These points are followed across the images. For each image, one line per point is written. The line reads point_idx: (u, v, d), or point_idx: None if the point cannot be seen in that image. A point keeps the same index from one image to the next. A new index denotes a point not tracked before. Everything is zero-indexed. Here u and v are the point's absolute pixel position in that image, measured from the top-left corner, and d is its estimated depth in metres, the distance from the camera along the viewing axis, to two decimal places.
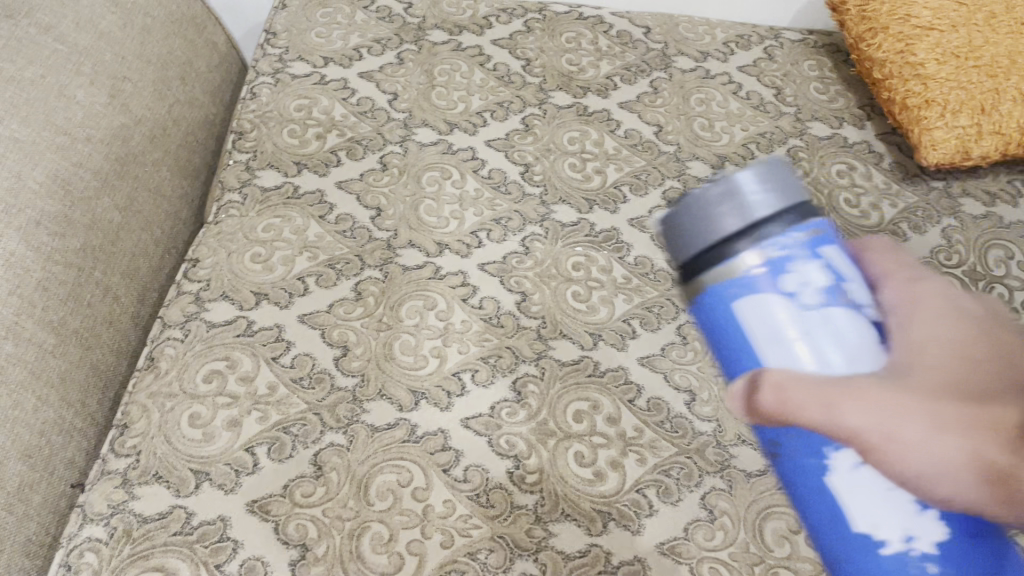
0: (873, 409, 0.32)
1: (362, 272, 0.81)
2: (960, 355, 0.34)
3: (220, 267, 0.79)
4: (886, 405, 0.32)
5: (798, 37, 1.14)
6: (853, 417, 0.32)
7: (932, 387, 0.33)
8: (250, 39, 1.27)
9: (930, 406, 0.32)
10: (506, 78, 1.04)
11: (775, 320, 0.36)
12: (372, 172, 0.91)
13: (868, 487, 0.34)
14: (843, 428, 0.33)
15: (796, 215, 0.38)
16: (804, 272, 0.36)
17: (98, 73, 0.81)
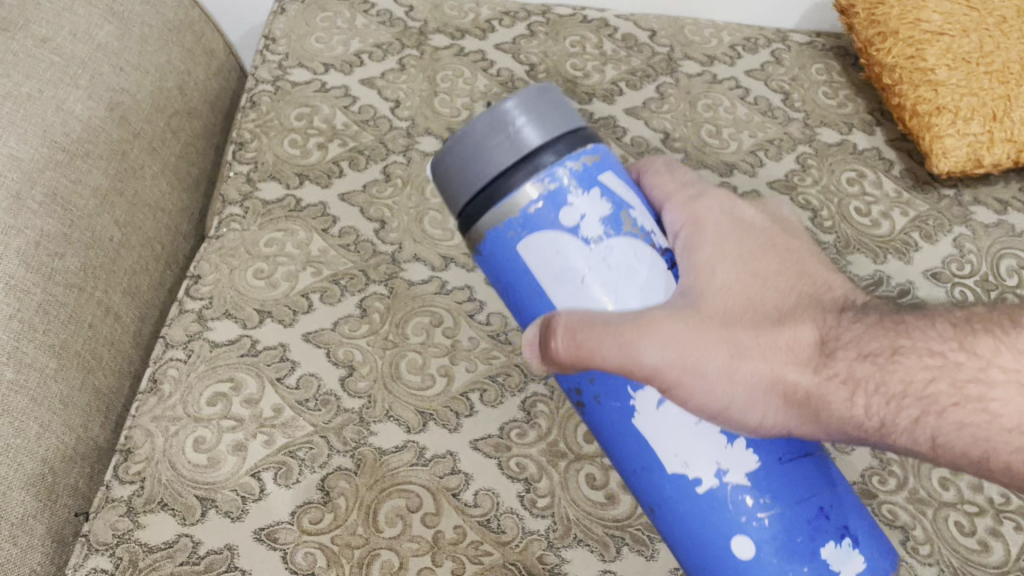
0: (674, 349, 0.50)
1: (366, 288, 0.79)
2: (743, 297, 0.51)
3: (222, 285, 0.77)
4: (686, 348, 0.50)
5: (805, 40, 1.13)
6: (653, 359, 0.50)
7: (711, 327, 0.50)
8: (247, 44, 1.25)
9: (712, 343, 0.50)
10: (509, 85, 1.02)
11: (566, 253, 0.53)
12: (376, 182, 0.89)
13: (676, 428, 0.53)
14: (646, 365, 0.50)
15: (569, 148, 0.54)
16: (578, 206, 0.53)
17: (95, 85, 0.79)
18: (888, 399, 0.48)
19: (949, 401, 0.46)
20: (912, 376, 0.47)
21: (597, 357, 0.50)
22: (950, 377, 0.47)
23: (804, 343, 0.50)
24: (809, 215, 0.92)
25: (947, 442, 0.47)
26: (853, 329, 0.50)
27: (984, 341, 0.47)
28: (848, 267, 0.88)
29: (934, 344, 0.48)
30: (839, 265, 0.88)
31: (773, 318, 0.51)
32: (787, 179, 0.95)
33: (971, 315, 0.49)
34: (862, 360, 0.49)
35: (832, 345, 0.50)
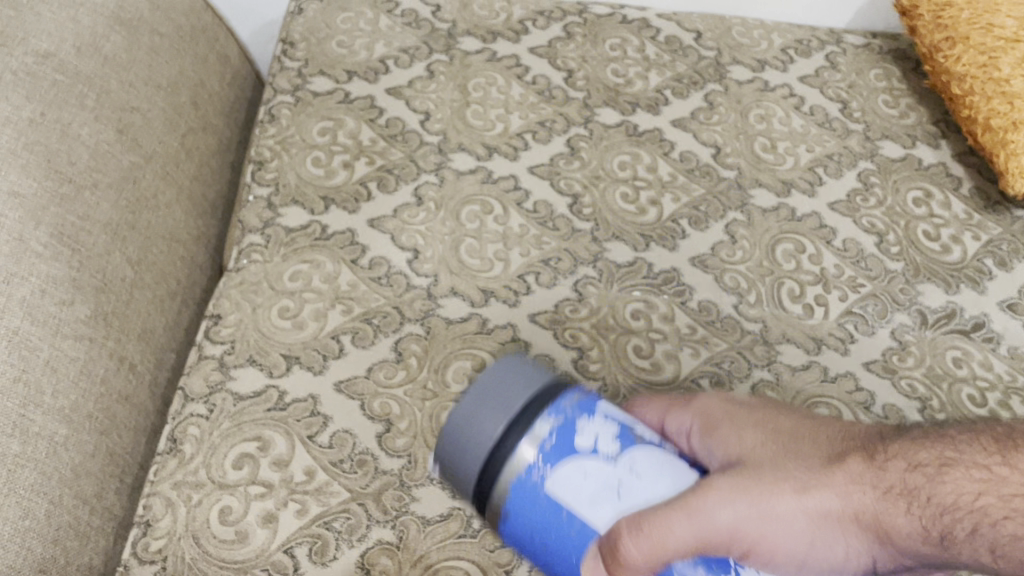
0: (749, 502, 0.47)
1: (401, 328, 0.73)
2: (777, 451, 0.50)
3: (245, 326, 0.71)
4: (751, 502, 0.47)
5: (861, 42, 1.05)
6: (728, 518, 0.46)
7: (767, 483, 0.48)
8: (257, 43, 1.17)
9: (774, 498, 0.48)
10: (546, 93, 0.95)
11: (595, 481, 0.46)
12: (407, 206, 0.83)
13: None
14: (717, 529, 0.45)
15: (557, 388, 0.50)
16: (588, 429, 0.48)
17: (103, 105, 0.72)
18: (940, 512, 0.46)
19: (1000, 513, 0.44)
20: (968, 489, 0.46)
21: (666, 544, 0.44)
22: (996, 491, 0.45)
23: (860, 476, 0.48)
24: (874, 239, 0.87)
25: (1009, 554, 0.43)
26: (896, 451, 0.49)
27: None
28: (918, 297, 0.83)
29: (978, 458, 0.47)
30: (909, 295, 0.83)
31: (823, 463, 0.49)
32: (849, 201, 0.89)
33: (1005, 429, 0.48)
34: (910, 476, 0.48)
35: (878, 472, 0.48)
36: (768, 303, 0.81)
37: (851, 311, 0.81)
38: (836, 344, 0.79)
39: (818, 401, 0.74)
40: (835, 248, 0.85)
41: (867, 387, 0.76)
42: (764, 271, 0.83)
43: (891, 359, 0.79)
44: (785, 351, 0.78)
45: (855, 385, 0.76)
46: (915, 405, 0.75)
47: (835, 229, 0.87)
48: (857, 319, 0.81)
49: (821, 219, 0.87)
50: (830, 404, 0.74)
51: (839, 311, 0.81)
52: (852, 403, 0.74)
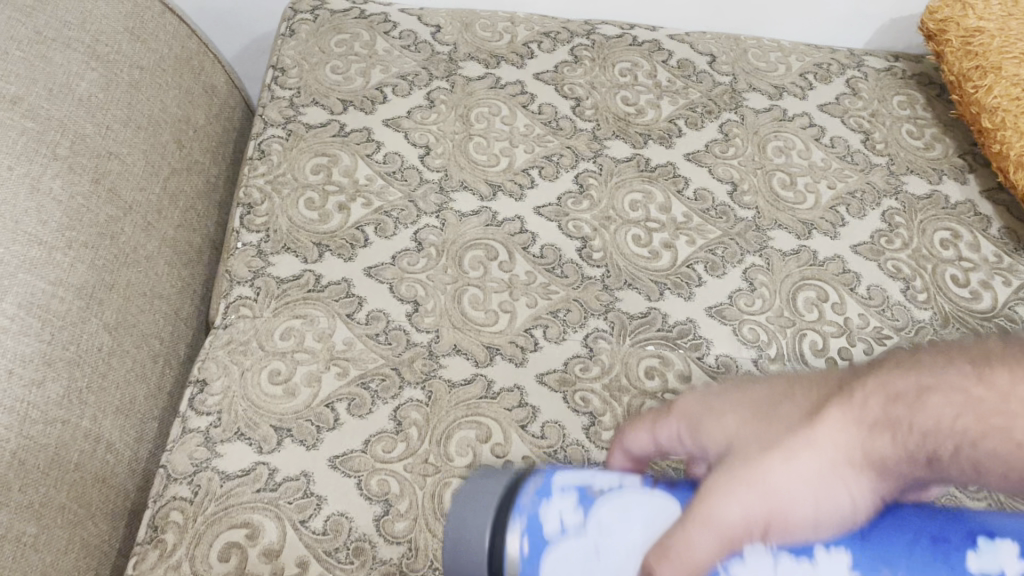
0: (742, 501, 0.37)
1: (400, 394, 0.68)
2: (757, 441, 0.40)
3: (232, 394, 0.66)
4: (710, 526, 0.37)
5: (883, 66, 1.00)
6: (734, 513, 0.37)
7: (749, 452, 0.40)
8: (244, 61, 1.12)
9: (762, 465, 0.38)
10: (553, 124, 0.90)
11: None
12: (406, 253, 0.78)
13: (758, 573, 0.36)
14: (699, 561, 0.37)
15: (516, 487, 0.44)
16: (553, 509, 0.41)
17: (78, 152, 0.66)
18: (928, 440, 0.36)
19: (976, 433, 0.35)
20: (951, 411, 0.36)
21: (692, 555, 0.37)
22: (974, 410, 0.35)
23: (848, 419, 0.38)
24: (901, 285, 0.82)
25: (990, 472, 0.35)
26: (875, 386, 0.39)
27: (1006, 374, 0.36)
28: None
29: (960, 381, 0.37)
30: None
31: (809, 408, 0.41)
32: (873, 243, 0.84)
33: (991, 354, 0.38)
34: (892, 409, 0.37)
35: (871, 434, 0.37)
36: (790, 358, 0.75)
37: None
38: None
39: None
40: (859, 296, 0.80)
41: None
42: (786, 321, 0.78)
43: None
44: None
45: None
46: None
47: (859, 274, 0.82)
48: None
49: (844, 263, 0.83)
50: None
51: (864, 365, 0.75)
52: None
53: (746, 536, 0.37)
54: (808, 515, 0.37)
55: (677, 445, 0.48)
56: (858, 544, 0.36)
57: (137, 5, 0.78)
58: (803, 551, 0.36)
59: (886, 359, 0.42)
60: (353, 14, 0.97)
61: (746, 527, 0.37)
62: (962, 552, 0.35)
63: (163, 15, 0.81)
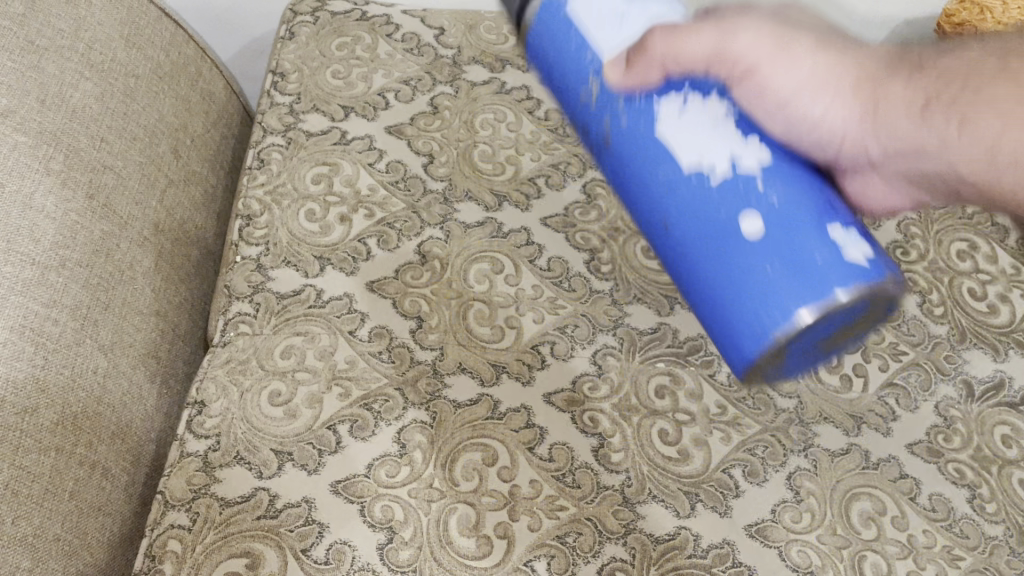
0: (754, 32, 0.40)
1: (404, 415, 0.66)
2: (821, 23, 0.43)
3: (231, 416, 0.64)
4: (718, 27, 0.40)
5: None
6: (743, 43, 0.40)
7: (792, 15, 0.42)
8: (238, 64, 1.10)
9: (796, 36, 0.40)
10: (560, 131, 0.88)
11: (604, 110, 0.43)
12: (410, 266, 0.76)
13: (694, 129, 0.40)
14: (738, 52, 0.40)
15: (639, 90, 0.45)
16: None
17: (72, 166, 0.64)
18: (941, 78, 0.38)
19: (992, 68, 0.37)
20: (982, 53, 0.38)
21: (683, 48, 0.39)
22: (999, 52, 0.38)
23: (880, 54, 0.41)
24: (915, 299, 0.80)
25: (977, 127, 0.37)
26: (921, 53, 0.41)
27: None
28: (964, 366, 0.77)
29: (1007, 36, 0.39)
30: (954, 364, 0.77)
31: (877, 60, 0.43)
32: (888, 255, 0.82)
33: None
34: (923, 54, 0.40)
35: (915, 58, 0.40)
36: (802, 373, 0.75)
37: (892, 383, 0.75)
38: (877, 421, 0.73)
39: (860, 492, 0.68)
40: None
41: (912, 474, 0.70)
42: None
43: (936, 439, 0.72)
44: (822, 432, 0.71)
45: (900, 472, 0.70)
46: (965, 495, 0.69)
47: None
48: (899, 392, 0.75)
49: None
50: (874, 495, 0.68)
51: (879, 382, 0.75)
52: (896, 493, 0.68)
53: (733, 66, 0.40)
54: (792, 95, 0.40)
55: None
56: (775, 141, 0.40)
57: (132, 10, 0.76)
58: (743, 127, 0.40)
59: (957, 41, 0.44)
60: (354, 15, 0.94)
61: (723, 60, 0.40)
62: (832, 221, 0.39)
63: (159, 20, 0.78)
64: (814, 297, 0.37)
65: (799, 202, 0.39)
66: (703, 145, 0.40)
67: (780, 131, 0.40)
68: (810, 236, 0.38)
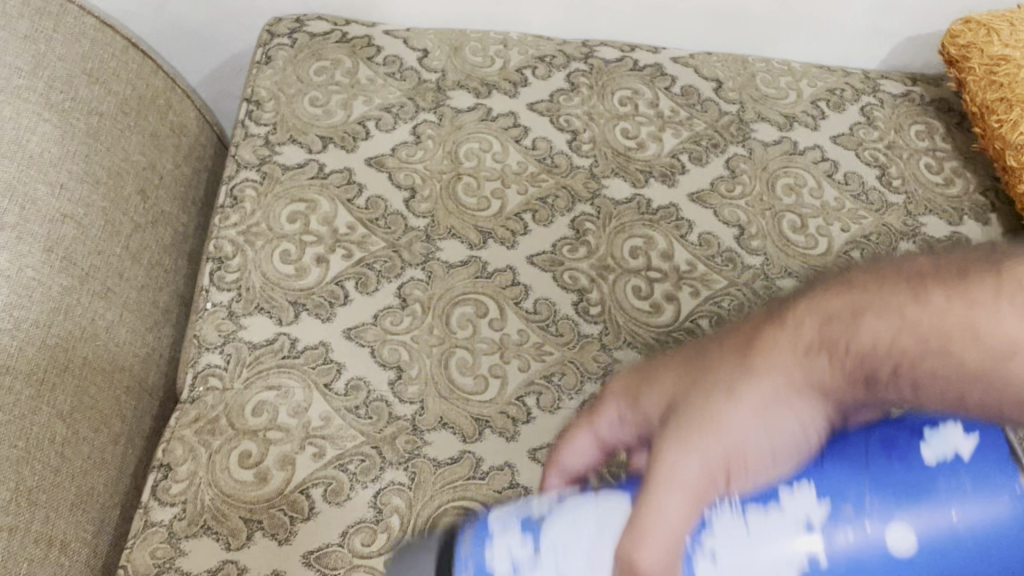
0: (700, 454, 0.34)
1: (381, 477, 0.63)
2: (740, 357, 0.36)
3: (199, 480, 0.61)
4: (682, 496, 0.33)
5: (900, 90, 0.95)
6: (691, 471, 0.33)
7: (645, 372, 0.42)
8: (208, 87, 1.06)
9: (707, 408, 0.35)
10: (549, 161, 0.84)
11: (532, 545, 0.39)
12: (389, 311, 0.72)
13: (742, 542, 0.33)
14: (693, 476, 0.33)
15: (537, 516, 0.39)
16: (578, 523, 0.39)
17: (28, 219, 0.61)
18: (863, 353, 0.33)
19: (956, 296, 0.32)
20: (888, 315, 0.33)
21: (663, 519, 0.33)
22: (912, 304, 0.33)
23: (782, 344, 0.35)
24: None
25: (999, 395, 0.30)
26: (806, 310, 0.36)
27: (942, 287, 0.32)
28: None
29: (919, 263, 0.35)
30: None
31: (739, 340, 0.37)
32: None
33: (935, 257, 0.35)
34: (828, 316, 0.35)
35: (862, 366, 0.33)
36: None
37: None
38: None
39: None
40: None
41: None
42: None
43: None
44: None
45: None
46: None
47: None
48: None
49: None
50: None
51: None
52: None
53: (710, 488, 0.34)
54: (761, 452, 0.34)
55: (622, 431, 0.44)
56: (818, 477, 0.33)
57: (95, 43, 0.72)
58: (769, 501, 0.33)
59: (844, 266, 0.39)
60: (334, 37, 0.91)
61: (709, 476, 0.34)
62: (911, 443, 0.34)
63: (124, 51, 0.75)
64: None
65: (912, 474, 0.33)
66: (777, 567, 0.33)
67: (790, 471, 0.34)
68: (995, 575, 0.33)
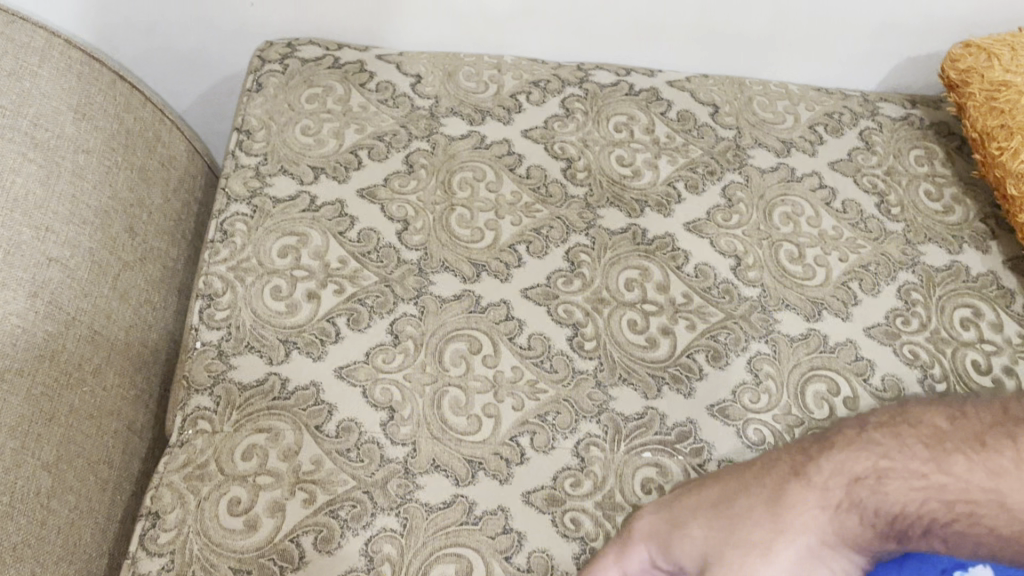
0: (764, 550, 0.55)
1: (373, 523, 0.62)
2: (816, 526, 0.57)
3: (188, 528, 0.60)
4: None
5: (899, 114, 0.95)
6: None
7: (731, 533, 0.57)
8: (193, 115, 1.05)
9: (765, 561, 0.55)
10: (543, 191, 0.83)
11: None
12: (381, 348, 0.71)
13: None
14: None
15: None
16: None
17: (12, 264, 0.60)
18: (894, 521, 0.57)
19: (952, 517, 0.57)
20: (913, 482, 0.58)
21: None
22: (938, 497, 0.57)
23: (820, 501, 0.58)
24: (918, 374, 0.75)
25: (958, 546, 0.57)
26: (824, 477, 0.59)
27: (960, 460, 0.58)
28: None
29: (916, 464, 0.59)
30: None
31: (837, 501, 0.58)
32: (888, 325, 0.78)
33: (942, 435, 0.60)
34: (856, 491, 0.58)
35: (858, 487, 0.58)
36: None
37: None
38: None
39: None
40: (872, 387, 0.74)
41: None
42: (794, 420, 0.71)
43: None
44: None
45: None
46: None
47: (873, 362, 0.76)
48: None
49: (856, 349, 0.76)
50: None
51: None
52: None
53: None
54: None
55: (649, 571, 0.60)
56: None
57: (81, 77, 0.72)
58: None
59: (838, 435, 0.62)
60: (326, 63, 0.90)
61: None
62: None
63: (112, 84, 0.74)
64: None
65: None
66: None
67: None
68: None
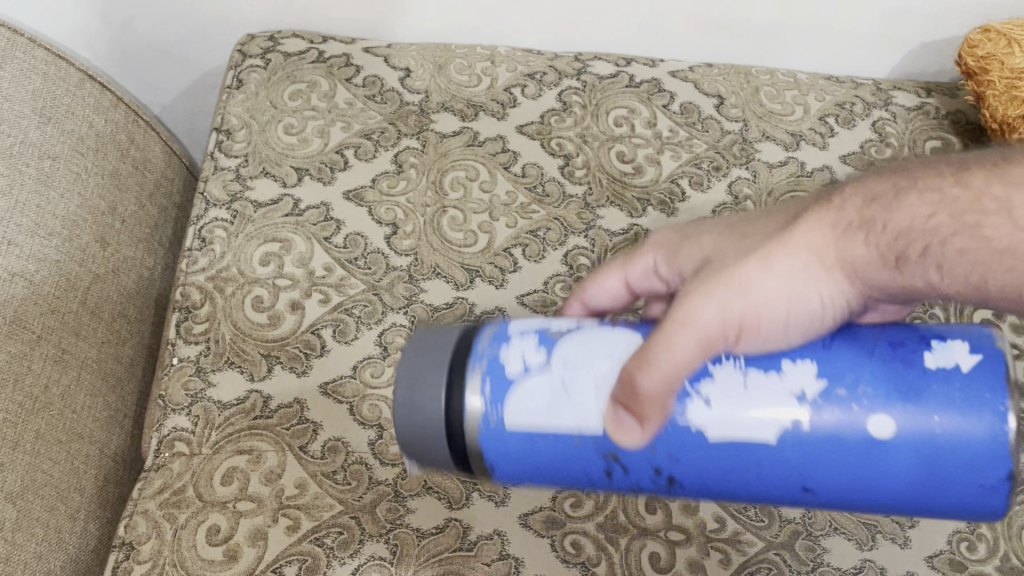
0: (719, 303, 0.43)
1: (360, 551, 0.58)
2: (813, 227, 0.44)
3: (163, 559, 0.57)
4: (731, 292, 0.43)
5: (914, 103, 0.90)
6: (711, 321, 0.42)
7: (726, 259, 0.46)
8: (172, 115, 1.01)
9: (740, 272, 0.44)
10: (539, 190, 0.79)
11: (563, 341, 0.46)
12: (370, 361, 0.67)
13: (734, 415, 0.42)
14: (757, 293, 0.43)
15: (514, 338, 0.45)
16: (519, 353, 0.45)
17: None
18: (899, 237, 0.42)
19: (951, 232, 0.41)
20: (922, 211, 0.42)
21: (707, 310, 0.43)
22: (948, 209, 0.42)
23: (823, 222, 0.44)
24: None
25: (953, 272, 0.41)
26: (848, 195, 0.45)
27: (978, 176, 0.42)
28: None
29: (934, 181, 0.43)
30: None
31: (842, 219, 0.44)
32: None
33: (965, 162, 0.44)
34: (870, 209, 0.44)
35: (874, 208, 0.44)
36: None
37: None
38: (893, 530, 0.64)
39: None
40: None
41: None
42: None
43: (960, 548, 0.64)
44: (832, 548, 0.63)
45: None
46: None
47: None
48: None
49: None
50: None
51: None
52: None
53: (721, 336, 0.42)
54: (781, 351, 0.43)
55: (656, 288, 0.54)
56: (826, 355, 0.42)
57: (47, 78, 0.68)
58: (771, 368, 0.43)
59: (868, 176, 0.47)
60: (310, 57, 0.86)
61: (723, 330, 0.42)
62: (919, 352, 0.42)
63: (81, 86, 0.71)
64: (955, 418, 0.40)
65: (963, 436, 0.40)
66: (755, 424, 0.42)
67: (800, 341, 0.43)
68: (929, 381, 0.41)
